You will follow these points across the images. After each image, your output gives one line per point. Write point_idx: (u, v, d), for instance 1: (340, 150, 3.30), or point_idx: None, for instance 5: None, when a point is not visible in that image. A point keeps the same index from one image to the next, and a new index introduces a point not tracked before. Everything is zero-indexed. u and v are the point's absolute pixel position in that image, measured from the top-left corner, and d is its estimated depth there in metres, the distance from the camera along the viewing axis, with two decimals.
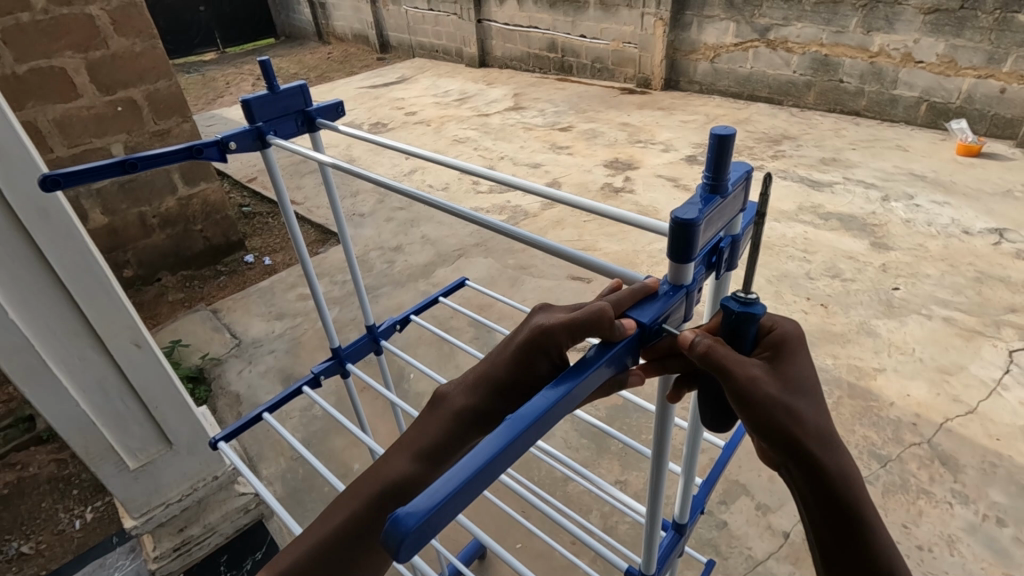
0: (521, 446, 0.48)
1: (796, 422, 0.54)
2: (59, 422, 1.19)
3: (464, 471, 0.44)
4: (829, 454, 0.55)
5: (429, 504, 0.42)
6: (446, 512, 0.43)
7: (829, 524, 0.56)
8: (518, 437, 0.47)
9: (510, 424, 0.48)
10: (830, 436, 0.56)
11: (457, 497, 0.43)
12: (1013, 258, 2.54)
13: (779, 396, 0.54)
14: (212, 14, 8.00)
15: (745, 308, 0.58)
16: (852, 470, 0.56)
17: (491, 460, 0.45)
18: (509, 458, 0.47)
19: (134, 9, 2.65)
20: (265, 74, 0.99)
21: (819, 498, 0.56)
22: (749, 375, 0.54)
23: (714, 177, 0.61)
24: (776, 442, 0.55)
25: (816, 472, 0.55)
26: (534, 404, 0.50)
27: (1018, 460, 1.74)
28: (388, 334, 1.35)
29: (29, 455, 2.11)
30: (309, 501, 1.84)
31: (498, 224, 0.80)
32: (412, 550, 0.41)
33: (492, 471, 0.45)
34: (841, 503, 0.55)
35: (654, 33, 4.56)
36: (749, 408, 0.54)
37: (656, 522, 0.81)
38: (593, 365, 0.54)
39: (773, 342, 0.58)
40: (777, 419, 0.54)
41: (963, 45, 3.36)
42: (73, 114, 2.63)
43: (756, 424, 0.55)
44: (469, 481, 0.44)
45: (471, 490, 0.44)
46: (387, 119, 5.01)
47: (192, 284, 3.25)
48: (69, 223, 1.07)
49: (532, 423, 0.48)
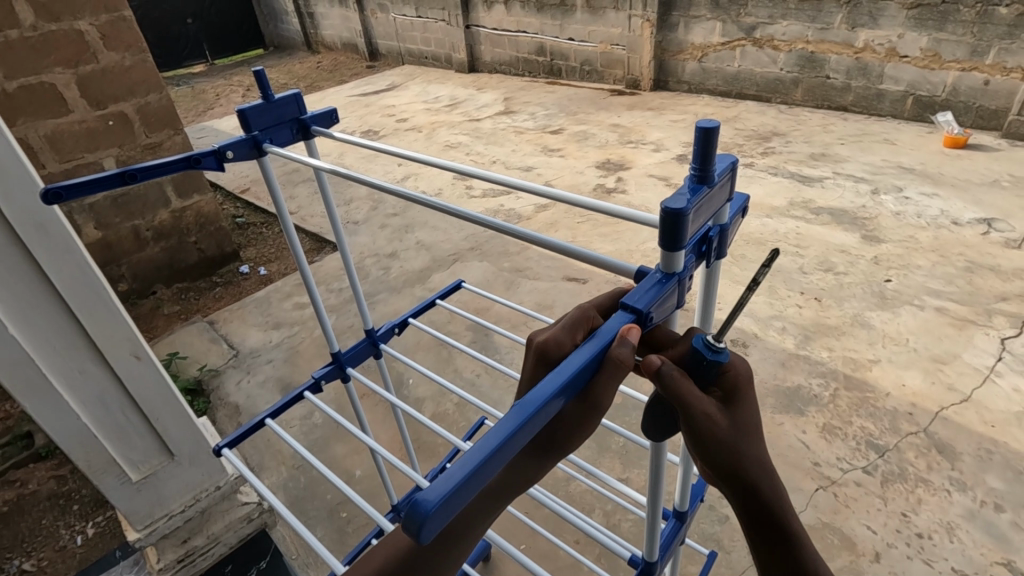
0: (529, 429, 0.49)
1: (739, 461, 0.58)
2: (60, 436, 1.19)
3: (473, 458, 0.45)
4: (767, 483, 0.59)
5: (441, 489, 0.43)
6: (460, 495, 0.44)
7: (765, 553, 0.61)
8: (526, 422, 0.48)
9: (517, 411, 0.49)
10: (773, 473, 0.60)
11: (467, 481, 0.44)
12: (1002, 247, 2.57)
13: (729, 432, 0.57)
14: (200, 26, 7.99)
15: (713, 351, 0.59)
16: (790, 505, 0.60)
17: (500, 445, 0.46)
18: (517, 442, 0.48)
19: (124, 23, 2.66)
20: (260, 84, 1.00)
21: (753, 519, 0.60)
22: (704, 414, 0.56)
23: (701, 169, 0.62)
24: (719, 473, 0.59)
25: (752, 496, 0.59)
26: (539, 392, 0.51)
27: (1013, 446, 1.77)
28: (387, 338, 1.35)
29: (27, 473, 2.10)
30: (313, 508, 1.84)
31: (495, 223, 0.81)
32: (427, 533, 0.42)
33: (499, 454, 0.46)
34: (779, 537, 0.60)
35: (641, 34, 4.60)
36: (698, 442, 0.58)
37: (656, 513, 0.82)
38: (592, 349, 0.56)
39: (729, 381, 0.60)
40: (722, 451, 0.57)
41: (946, 39, 3.40)
42: (64, 129, 2.63)
43: (705, 453, 0.58)
44: (480, 465, 0.45)
45: (480, 473, 0.45)
46: (378, 126, 5.02)
47: (187, 296, 3.24)
48: (68, 237, 1.07)
49: (536, 409, 0.49)
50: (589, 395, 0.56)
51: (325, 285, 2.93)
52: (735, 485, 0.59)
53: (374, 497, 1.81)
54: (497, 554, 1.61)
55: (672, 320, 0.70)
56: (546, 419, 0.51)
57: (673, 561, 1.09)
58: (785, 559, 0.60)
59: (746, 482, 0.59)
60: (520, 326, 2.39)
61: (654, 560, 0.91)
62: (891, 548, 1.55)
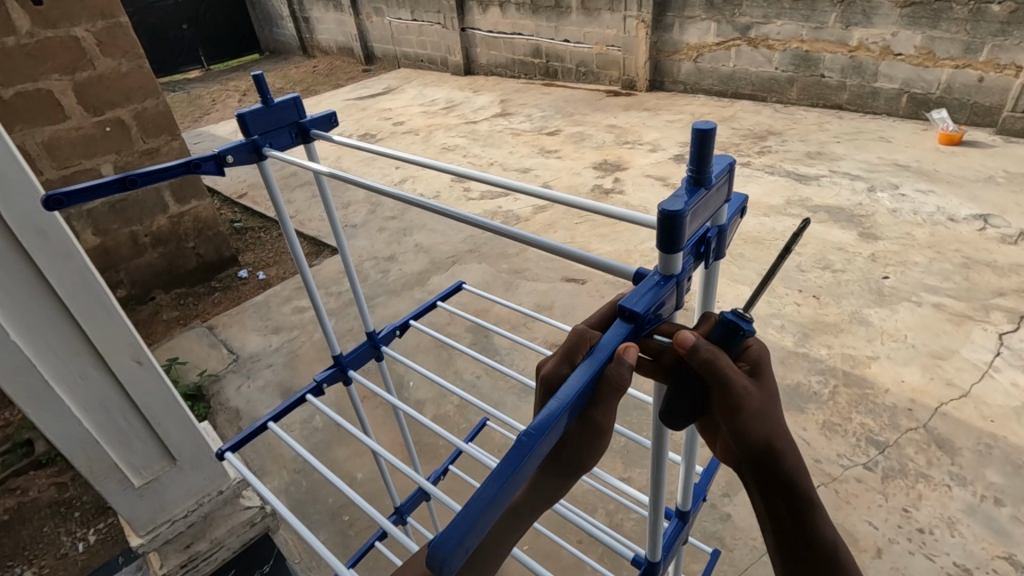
0: (539, 452, 0.50)
1: (767, 434, 0.59)
2: (61, 441, 1.19)
3: (487, 491, 0.46)
4: (790, 451, 0.61)
5: (460, 524, 0.44)
6: (479, 528, 0.45)
7: (783, 523, 0.63)
8: (533, 446, 0.49)
9: (524, 436, 0.49)
10: (794, 445, 0.62)
11: (482, 513, 0.45)
12: (998, 243, 2.58)
13: (760, 403, 0.58)
14: (195, 32, 7.98)
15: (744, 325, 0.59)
16: (810, 478, 0.62)
17: (511, 474, 0.47)
18: (528, 466, 0.49)
19: (120, 30, 2.66)
20: (259, 89, 1.00)
21: (778, 490, 0.61)
22: (741, 388, 0.57)
23: (698, 170, 0.63)
24: (745, 451, 0.60)
25: (780, 467, 0.60)
26: (546, 415, 0.51)
27: (1013, 440, 1.77)
28: (388, 340, 1.35)
29: (28, 480, 2.10)
30: (314, 512, 1.84)
31: (493, 225, 0.81)
32: (452, 568, 0.44)
33: (512, 482, 0.47)
34: (798, 506, 0.62)
35: (636, 35, 4.62)
36: (731, 416, 0.58)
37: (659, 512, 0.82)
38: (591, 366, 0.56)
39: (751, 358, 0.61)
40: (756, 423, 0.58)
41: (940, 37, 3.42)
42: (61, 136, 2.63)
43: (739, 427, 0.58)
44: (494, 496, 0.46)
45: (496, 504, 0.46)
46: (375, 130, 5.03)
47: (186, 301, 3.24)
48: (68, 242, 1.07)
49: (544, 433, 0.50)
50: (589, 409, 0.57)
51: (325, 289, 2.93)
52: (760, 461, 0.60)
53: (376, 500, 1.81)
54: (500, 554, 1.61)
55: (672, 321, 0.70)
56: (554, 437, 0.52)
57: (677, 561, 1.09)
58: (801, 526, 0.63)
59: (773, 456, 0.60)
60: (519, 327, 2.40)
61: (658, 560, 0.91)
62: (892, 544, 1.55)
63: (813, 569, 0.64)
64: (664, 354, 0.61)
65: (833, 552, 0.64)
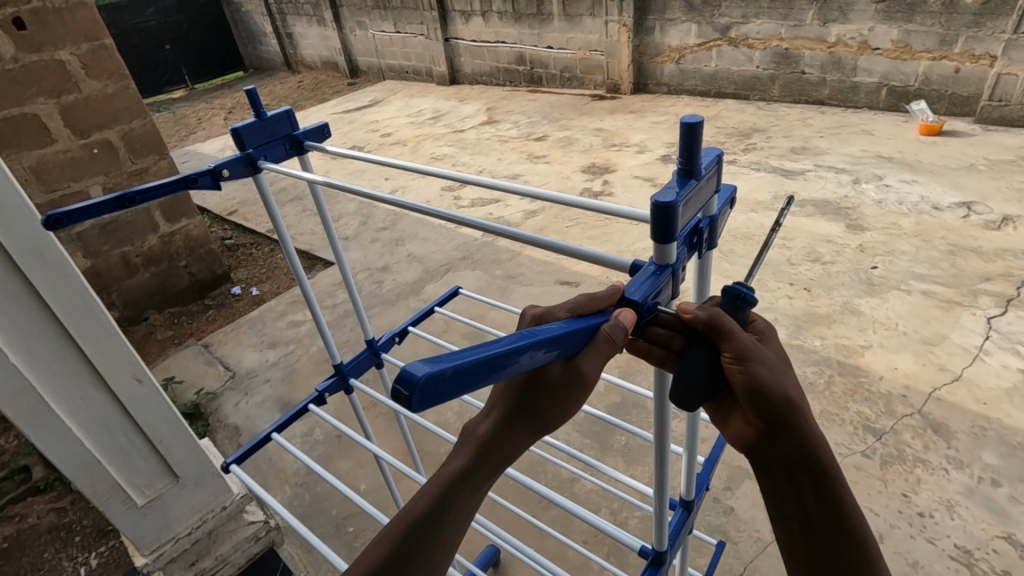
0: (526, 353, 0.55)
1: (787, 396, 0.61)
2: (63, 461, 1.18)
3: (470, 348, 0.52)
4: (811, 426, 0.62)
5: (443, 363, 0.49)
6: (452, 375, 0.50)
7: (808, 502, 0.63)
8: (521, 345, 0.55)
9: (516, 336, 0.56)
10: (814, 417, 0.63)
11: (464, 364, 0.50)
12: (982, 229, 2.63)
13: (772, 363, 0.61)
14: (179, 51, 7.98)
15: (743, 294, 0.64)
16: (833, 452, 0.63)
17: (500, 351, 0.53)
18: (510, 361, 0.54)
19: (105, 52, 2.67)
20: (252, 103, 1.01)
21: (801, 464, 0.62)
22: (748, 342, 0.60)
23: (687, 163, 0.64)
24: (768, 419, 0.61)
25: (801, 437, 0.62)
26: (540, 331, 0.57)
27: (1006, 421, 1.80)
28: (387, 347, 1.36)
29: (26, 507, 2.08)
30: (319, 525, 1.84)
31: (492, 227, 0.83)
32: (423, 390, 0.48)
33: (496, 360, 0.53)
34: (822, 482, 0.63)
35: (619, 39, 4.68)
36: (745, 376, 0.59)
37: (663, 504, 0.84)
38: (587, 321, 0.62)
39: (756, 329, 0.65)
40: (772, 384, 0.60)
41: (915, 30, 3.49)
42: (49, 159, 2.62)
43: (755, 388, 0.59)
44: (480, 359, 0.51)
45: (479, 368, 0.51)
46: (363, 142, 5.04)
47: (180, 320, 3.24)
48: (65, 263, 1.08)
49: (535, 336, 0.56)
50: (574, 359, 0.61)
51: (320, 302, 2.93)
52: (783, 431, 0.61)
53: (381, 509, 1.82)
54: (507, 556, 1.61)
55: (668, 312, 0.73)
56: (538, 353, 0.57)
57: (683, 552, 1.10)
58: (826, 502, 0.63)
59: (794, 425, 0.61)
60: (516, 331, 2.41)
61: (664, 548, 0.92)
62: (894, 529, 1.57)
63: (840, 552, 0.63)
64: (674, 338, 0.65)
65: (857, 532, 0.64)
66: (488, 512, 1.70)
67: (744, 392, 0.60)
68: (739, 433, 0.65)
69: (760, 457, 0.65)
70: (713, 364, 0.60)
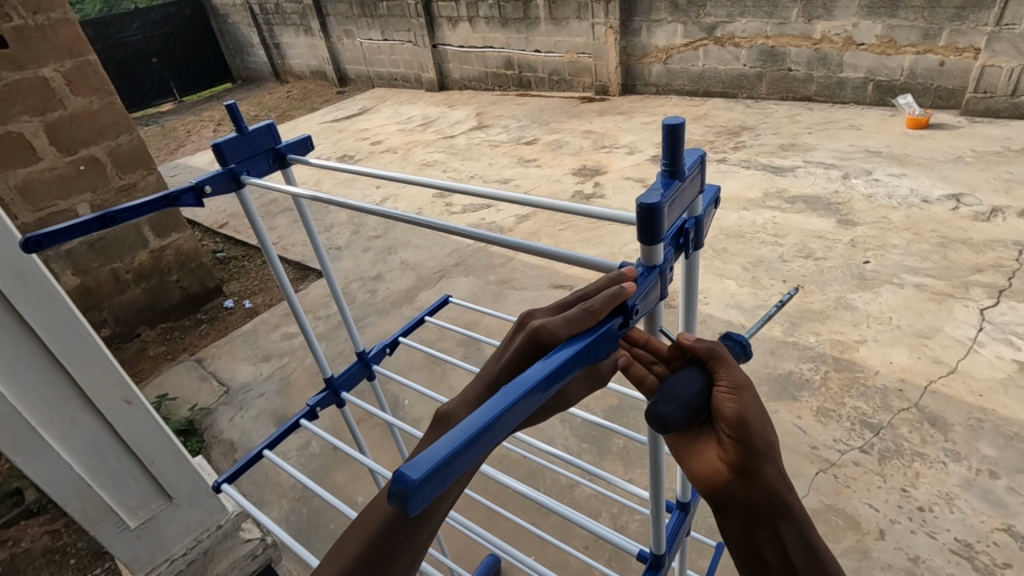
0: (519, 410, 0.49)
1: (768, 435, 0.60)
2: (52, 487, 1.16)
3: (461, 431, 0.45)
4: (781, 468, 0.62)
5: (430, 460, 0.43)
6: (450, 469, 0.44)
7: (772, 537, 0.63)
8: (513, 402, 0.48)
9: (504, 393, 0.49)
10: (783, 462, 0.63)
11: (455, 455, 0.43)
12: (971, 221, 2.64)
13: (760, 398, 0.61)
14: (166, 65, 7.96)
15: (739, 345, 0.69)
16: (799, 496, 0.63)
17: (490, 424, 0.46)
18: (505, 424, 0.48)
19: (89, 68, 2.66)
20: (233, 117, 1.00)
21: (770, 503, 0.61)
22: (743, 375, 0.61)
23: (671, 164, 0.64)
24: (746, 454, 0.60)
25: (772, 477, 0.61)
26: (528, 376, 0.51)
27: (1002, 412, 1.80)
28: (378, 358, 1.34)
29: (20, 530, 2.05)
30: (317, 539, 1.82)
31: (480, 234, 0.82)
32: (415, 497, 0.42)
33: (488, 437, 0.46)
34: (784, 526, 0.62)
35: (606, 41, 4.69)
36: (736, 405, 0.59)
37: (660, 506, 0.82)
38: (585, 339, 0.57)
39: None
40: (757, 418, 0.59)
41: (899, 25, 3.52)
42: (35, 178, 2.60)
43: (741, 419, 0.59)
44: (471, 441, 0.45)
45: (473, 451, 0.45)
46: (353, 151, 5.03)
47: (173, 335, 3.21)
48: (48, 285, 1.07)
49: (526, 390, 0.49)
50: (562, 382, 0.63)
51: (313, 313, 2.92)
52: (756, 470, 0.60)
53: None
54: (507, 565, 1.60)
55: (657, 314, 0.71)
56: (534, 401, 0.51)
57: (682, 556, 1.09)
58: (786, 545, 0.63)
59: (768, 466, 0.60)
60: None
61: (663, 552, 0.91)
62: (894, 524, 1.57)
63: None
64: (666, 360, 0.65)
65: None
66: (487, 521, 1.69)
67: (727, 423, 0.59)
68: (714, 467, 0.61)
69: (724, 497, 0.62)
70: (704, 388, 0.60)
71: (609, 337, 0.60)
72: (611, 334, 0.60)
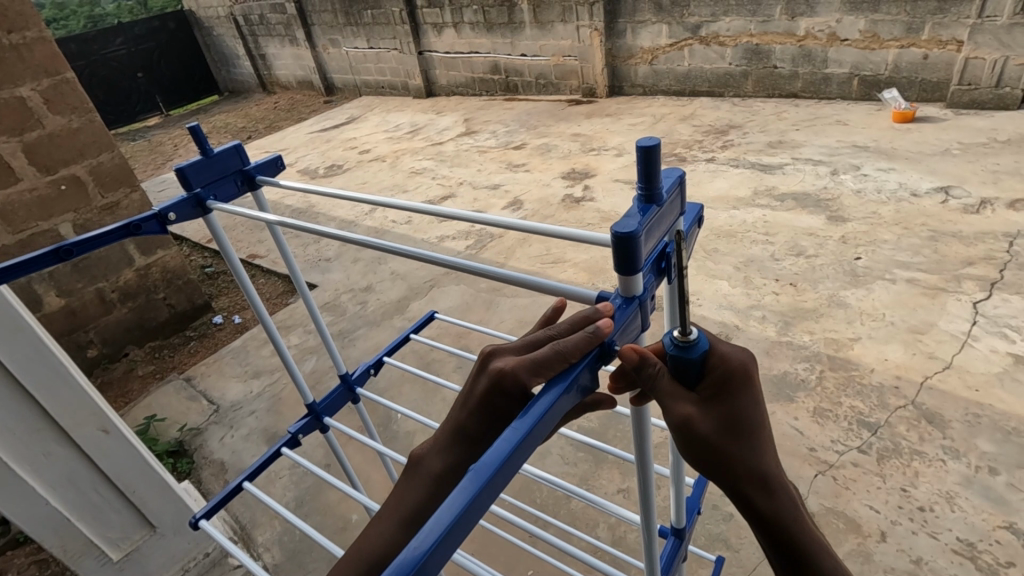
0: (491, 491, 0.46)
1: (732, 470, 0.58)
2: (32, 522, 1.27)
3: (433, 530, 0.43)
4: (764, 495, 0.59)
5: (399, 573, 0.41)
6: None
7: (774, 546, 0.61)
8: (483, 488, 0.46)
9: (474, 476, 0.46)
10: (768, 486, 0.59)
11: (425, 561, 0.42)
12: (961, 213, 2.63)
13: (711, 435, 0.58)
14: (150, 79, 7.87)
15: (683, 347, 0.58)
16: (793, 514, 0.60)
17: (460, 515, 0.44)
18: (476, 510, 0.46)
19: (67, 86, 2.63)
20: (196, 140, 0.98)
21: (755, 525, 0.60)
22: (683, 417, 0.58)
23: (647, 187, 0.61)
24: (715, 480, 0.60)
25: (751, 506, 0.59)
26: (497, 449, 0.48)
27: (1000, 407, 1.79)
28: (362, 380, 1.31)
29: (7, 560, 2.00)
30: (311, 561, 1.77)
31: (458, 262, 0.79)
32: None
33: (461, 530, 0.44)
34: (779, 541, 0.60)
35: (591, 43, 4.68)
36: (684, 444, 0.59)
37: (653, 533, 0.79)
38: (562, 383, 0.54)
39: (719, 378, 0.59)
40: (708, 455, 0.58)
41: (881, 19, 3.53)
42: (14, 200, 2.54)
43: (694, 455, 0.59)
44: (443, 539, 0.43)
45: (445, 550, 0.44)
46: (341, 160, 4.99)
47: (161, 354, 3.16)
48: (19, 329, 1.15)
49: (497, 468, 0.47)
50: None
51: (302, 327, 2.88)
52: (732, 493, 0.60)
53: None
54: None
55: (640, 341, 0.70)
56: (509, 476, 0.48)
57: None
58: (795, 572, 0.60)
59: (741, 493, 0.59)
60: None
61: None
62: (895, 525, 1.55)
63: None
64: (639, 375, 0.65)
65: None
66: (483, 540, 1.66)
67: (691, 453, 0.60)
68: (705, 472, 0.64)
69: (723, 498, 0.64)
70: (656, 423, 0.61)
71: (589, 372, 0.57)
72: (591, 369, 0.58)
